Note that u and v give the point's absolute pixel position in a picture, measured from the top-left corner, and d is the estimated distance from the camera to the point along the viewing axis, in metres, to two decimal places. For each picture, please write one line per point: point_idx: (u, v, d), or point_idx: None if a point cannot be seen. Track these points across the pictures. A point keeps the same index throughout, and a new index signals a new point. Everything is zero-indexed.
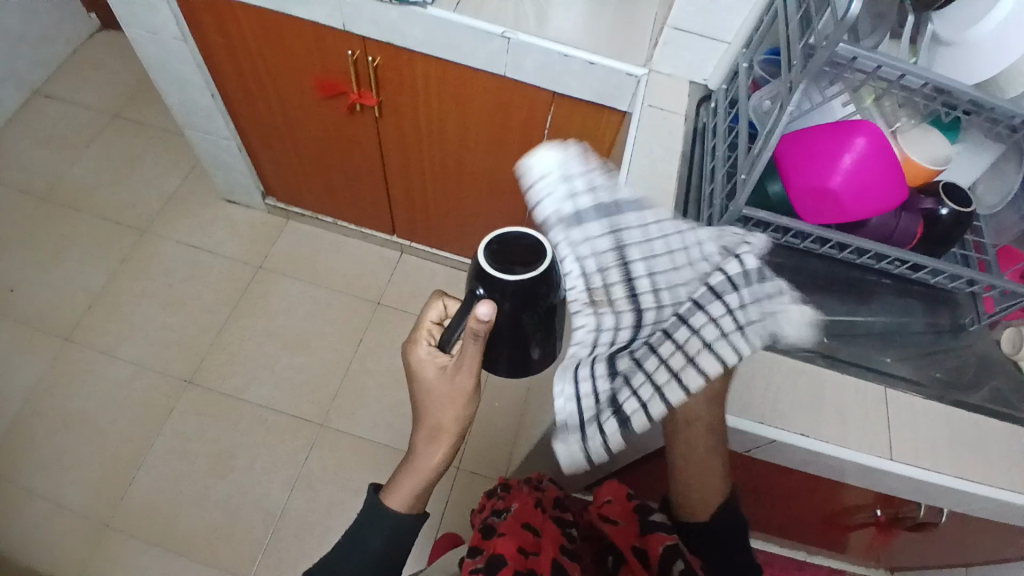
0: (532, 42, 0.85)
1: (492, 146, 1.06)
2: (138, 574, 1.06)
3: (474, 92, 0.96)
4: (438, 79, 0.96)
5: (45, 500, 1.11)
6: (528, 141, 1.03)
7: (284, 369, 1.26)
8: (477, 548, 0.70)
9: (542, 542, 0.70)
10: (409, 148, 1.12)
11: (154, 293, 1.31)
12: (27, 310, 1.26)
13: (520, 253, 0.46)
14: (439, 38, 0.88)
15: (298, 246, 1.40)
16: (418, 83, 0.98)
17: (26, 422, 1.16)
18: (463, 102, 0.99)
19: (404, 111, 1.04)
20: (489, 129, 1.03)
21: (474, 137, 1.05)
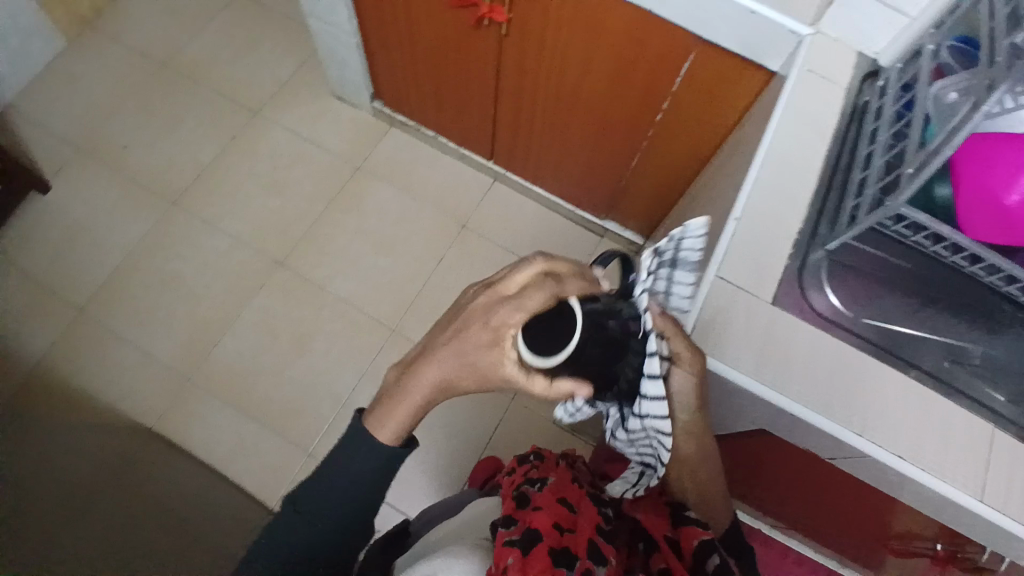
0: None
1: (614, 86, 1.01)
2: (214, 427, 1.15)
3: (608, 26, 0.90)
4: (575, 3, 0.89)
5: (138, 346, 1.19)
6: (655, 86, 0.96)
7: (367, 269, 1.29)
8: (506, 521, 0.60)
9: (579, 522, 0.60)
10: (527, 72, 1.08)
11: (256, 174, 1.34)
12: (141, 171, 1.33)
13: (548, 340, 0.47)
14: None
15: (397, 153, 1.40)
16: (553, 6, 0.92)
17: (129, 274, 1.24)
18: (597, 34, 0.92)
19: (532, 33, 0.99)
20: (617, 66, 0.96)
21: (599, 72, 0.99)
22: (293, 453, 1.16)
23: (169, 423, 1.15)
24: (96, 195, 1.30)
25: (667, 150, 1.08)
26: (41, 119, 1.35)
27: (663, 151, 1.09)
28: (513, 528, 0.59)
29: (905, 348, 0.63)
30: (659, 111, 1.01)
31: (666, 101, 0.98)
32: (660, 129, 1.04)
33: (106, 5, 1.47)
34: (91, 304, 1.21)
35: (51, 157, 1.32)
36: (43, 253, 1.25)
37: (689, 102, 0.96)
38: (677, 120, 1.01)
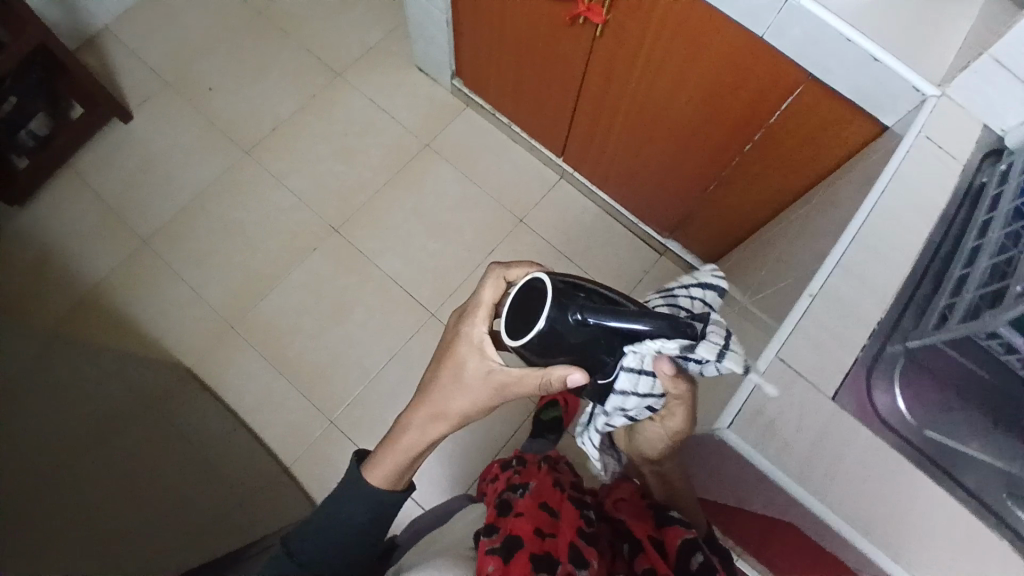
0: (817, 12, 0.69)
1: (703, 108, 0.94)
2: (247, 376, 1.18)
3: (710, 45, 0.83)
4: (680, 16, 0.82)
5: (190, 285, 1.23)
6: (750, 115, 0.89)
7: (416, 249, 1.29)
8: (494, 527, 0.69)
9: (555, 525, 0.68)
10: (614, 77, 1.02)
11: (328, 137, 1.36)
12: (220, 115, 1.36)
13: (529, 310, 0.50)
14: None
15: (466, 137, 1.38)
16: (655, 15, 0.85)
17: (194, 213, 1.28)
18: (697, 51, 0.85)
19: (627, 38, 0.93)
20: (711, 87, 0.89)
21: (691, 90, 0.92)
22: (315, 417, 1.17)
23: (206, 365, 1.18)
24: (175, 132, 1.34)
25: (749, 182, 1.01)
26: (136, 50, 1.38)
27: (741, 182, 1.02)
28: (498, 536, 0.67)
29: (956, 462, 0.54)
30: (748, 141, 0.93)
31: (759, 131, 0.90)
32: (744, 159, 0.97)
33: None
34: (155, 237, 1.26)
35: (139, 89, 1.36)
36: (119, 181, 1.30)
37: (782, 138, 0.88)
38: (764, 153, 0.93)
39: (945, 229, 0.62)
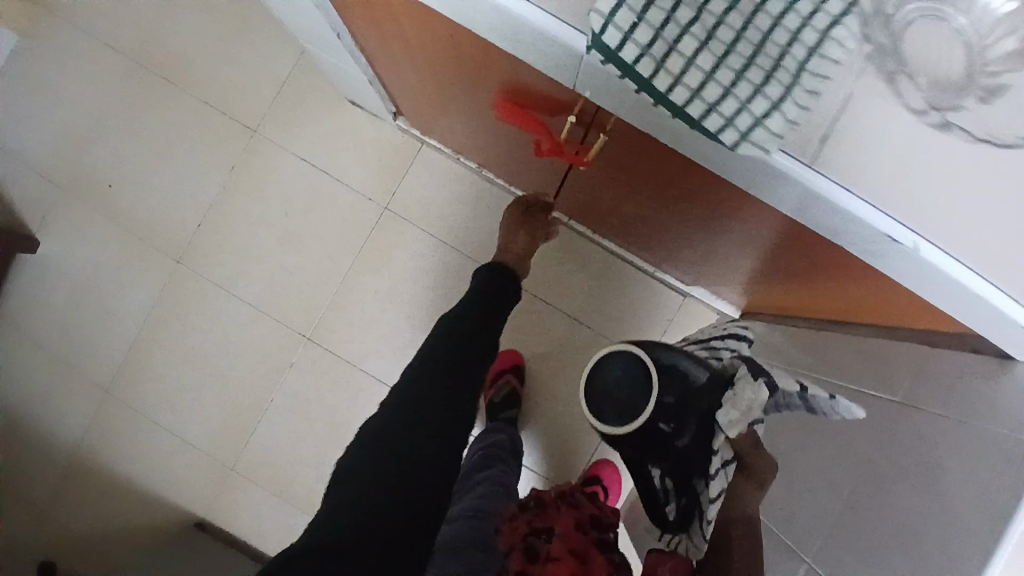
0: (947, 267, 0.39)
1: (747, 234, 0.68)
2: (260, 518, 1.10)
3: (756, 210, 0.57)
4: (706, 178, 0.55)
5: (171, 431, 1.10)
6: (805, 265, 0.65)
7: (404, 343, 1.11)
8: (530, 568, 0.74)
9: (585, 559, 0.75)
10: (613, 176, 0.76)
11: (269, 221, 1.11)
12: (135, 218, 1.11)
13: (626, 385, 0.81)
14: (760, 185, 0.42)
15: (431, 188, 1.13)
16: (664, 162, 0.60)
17: (146, 347, 1.11)
18: (729, 207, 0.60)
19: (626, 160, 0.67)
20: (750, 230, 0.65)
21: (720, 220, 0.68)
22: None
23: (214, 515, 1.10)
24: (92, 250, 1.11)
25: (817, 296, 0.75)
26: (10, 151, 1.11)
27: (792, 289, 0.79)
28: None
29: None
30: (803, 272, 0.69)
31: (816, 274, 0.67)
32: (798, 279, 0.73)
33: None
34: (114, 383, 1.11)
35: (32, 201, 1.11)
36: (52, 322, 1.11)
37: (852, 292, 0.65)
38: (824, 289, 0.70)
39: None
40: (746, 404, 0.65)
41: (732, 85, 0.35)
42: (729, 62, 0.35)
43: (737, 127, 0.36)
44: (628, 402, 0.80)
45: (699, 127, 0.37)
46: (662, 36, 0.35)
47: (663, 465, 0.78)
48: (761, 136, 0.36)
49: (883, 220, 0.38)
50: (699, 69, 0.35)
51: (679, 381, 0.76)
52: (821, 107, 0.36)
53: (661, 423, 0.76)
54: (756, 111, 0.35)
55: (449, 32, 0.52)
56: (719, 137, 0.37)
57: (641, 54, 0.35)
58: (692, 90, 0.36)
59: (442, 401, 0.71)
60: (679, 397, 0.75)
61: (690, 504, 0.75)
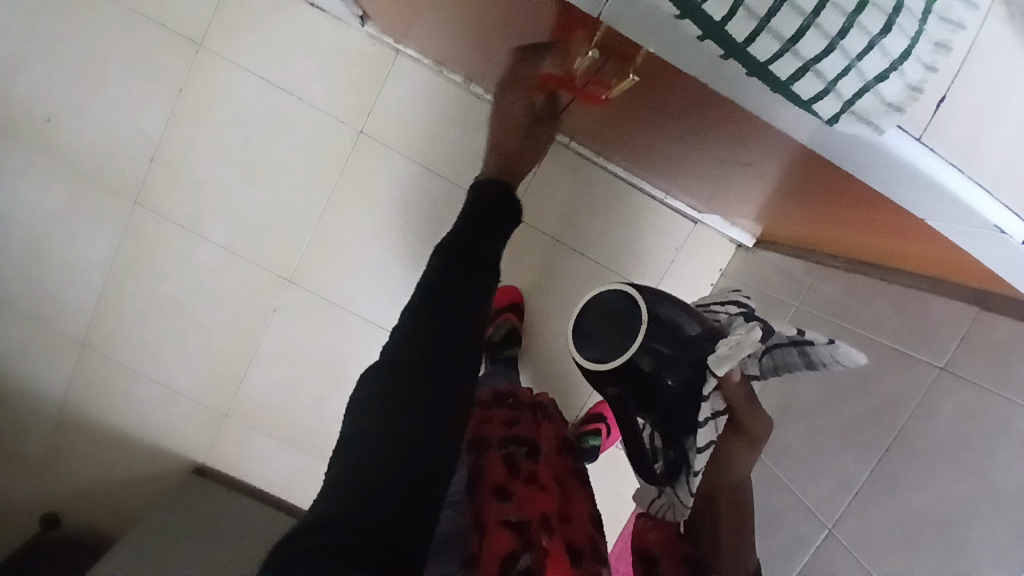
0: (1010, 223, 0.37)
1: (766, 172, 0.62)
2: (265, 460, 1.10)
3: (791, 155, 0.50)
4: (735, 121, 0.50)
5: (158, 382, 1.06)
6: (838, 209, 0.60)
7: (395, 281, 1.04)
8: (498, 515, 0.64)
9: (552, 501, 0.68)
10: (627, 110, 0.68)
11: (228, 151, 0.99)
12: (81, 156, 0.99)
13: (610, 323, 0.61)
14: (822, 136, 0.38)
15: (409, 107, 0.99)
16: (699, 104, 0.50)
17: (116, 298, 1.03)
18: (768, 149, 0.53)
19: (649, 101, 0.59)
20: (785, 173, 0.59)
21: (744, 160, 0.61)
22: None
23: (217, 459, 1.09)
24: (36, 193, 0.99)
25: (834, 235, 0.71)
26: None
27: (813, 228, 0.75)
28: (513, 500, 0.66)
29: None
30: (830, 215, 0.64)
31: (845, 219, 0.62)
32: (822, 220, 0.69)
33: None
34: (88, 337, 1.04)
35: None
36: (8, 277, 1.02)
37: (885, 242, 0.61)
38: (853, 232, 0.65)
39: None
40: (737, 341, 0.55)
41: (842, 35, 0.29)
42: (839, 2, 0.28)
43: (838, 88, 0.30)
44: (613, 337, 0.60)
45: (785, 86, 0.32)
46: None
47: (648, 416, 0.61)
48: (858, 98, 0.31)
49: (961, 184, 0.36)
50: (799, 12, 0.28)
51: (671, 326, 0.59)
52: (933, 59, 0.31)
53: (648, 364, 0.58)
54: (865, 70, 0.30)
55: None
56: (808, 101, 0.32)
57: None
58: (788, 40, 0.29)
59: (444, 335, 0.57)
60: (676, 345, 0.58)
61: (677, 459, 0.59)
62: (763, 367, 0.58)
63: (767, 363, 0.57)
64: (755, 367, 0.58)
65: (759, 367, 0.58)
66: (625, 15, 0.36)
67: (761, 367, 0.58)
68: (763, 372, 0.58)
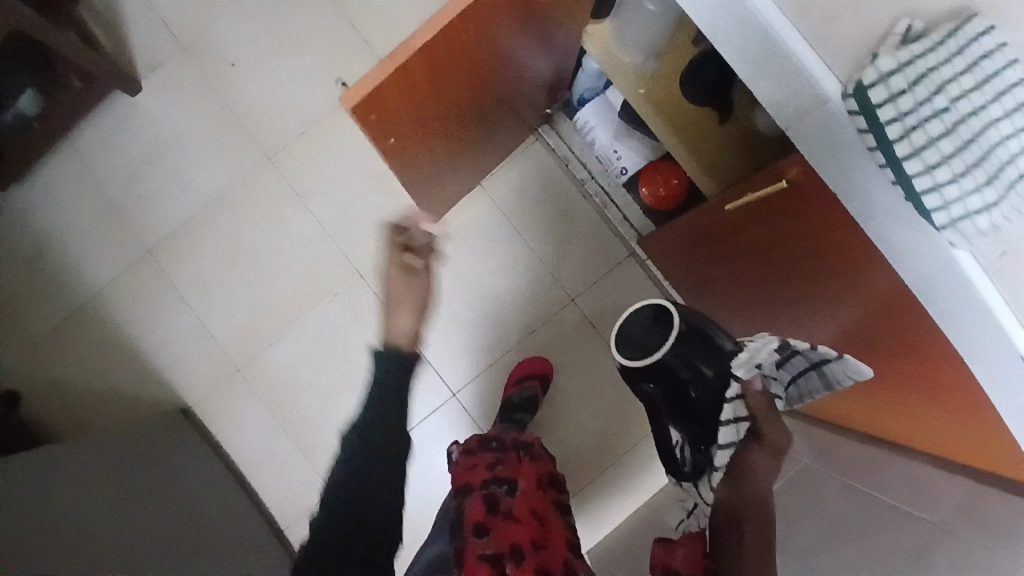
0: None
1: (836, 321, 0.72)
2: (248, 430, 1.09)
3: (890, 293, 0.61)
4: (850, 254, 0.63)
5: (194, 314, 1.09)
6: (887, 371, 0.69)
7: (450, 314, 1.12)
8: (475, 550, 0.72)
9: (528, 534, 0.74)
10: (739, 229, 0.79)
11: (366, 154, 1.11)
12: (244, 103, 1.10)
13: (647, 338, 0.72)
14: (931, 256, 0.52)
15: (528, 181, 1.13)
16: (820, 230, 0.64)
17: (202, 228, 1.09)
18: (854, 288, 0.66)
19: (778, 219, 0.70)
20: (856, 325, 0.69)
21: (829, 303, 0.71)
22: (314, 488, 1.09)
23: (204, 411, 1.09)
24: (187, 116, 1.10)
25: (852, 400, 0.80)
26: None
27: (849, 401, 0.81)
28: (490, 535, 0.73)
29: None
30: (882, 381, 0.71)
31: (894, 386, 0.70)
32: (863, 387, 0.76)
33: None
34: (156, 248, 1.09)
35: (148, 46, 1.10)
36: (119, 168, 1.09)
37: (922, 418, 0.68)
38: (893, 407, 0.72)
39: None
40: (754, 347, 0.66)
41: (961, 175, 0.43)
42: (966, 155, 0.43)
43: (950, 209, 0.45)
44: (643, 352, 0.72)
45: (915, 197, 0.46)
46: (918, 121, 0.44)
47: (681, 425, 0.75)
48: (960, 220, 0.45)
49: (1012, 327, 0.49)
50: (939, 152, 0.44)
51: (706, 339, 0.71)
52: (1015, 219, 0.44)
53: (681, 370, 0.71)
54: (971, 205, 0.44)
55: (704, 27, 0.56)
56: (926, 210, 0.46)
57: (895, 117, 0.45)
58: (927, 166, 0.45)
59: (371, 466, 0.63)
60: (710, 357, 0.70)
61: (703, 461, 0.72)
62: (793, 387, 0.69)
63: (797, 383, 0.68)
64: (788, 386, 0.69)
65: (790, 386, 0.69)
66: (806, 129, 0.54)
67: (790, 385, 0.69)
68: (794, 391, 0.69)
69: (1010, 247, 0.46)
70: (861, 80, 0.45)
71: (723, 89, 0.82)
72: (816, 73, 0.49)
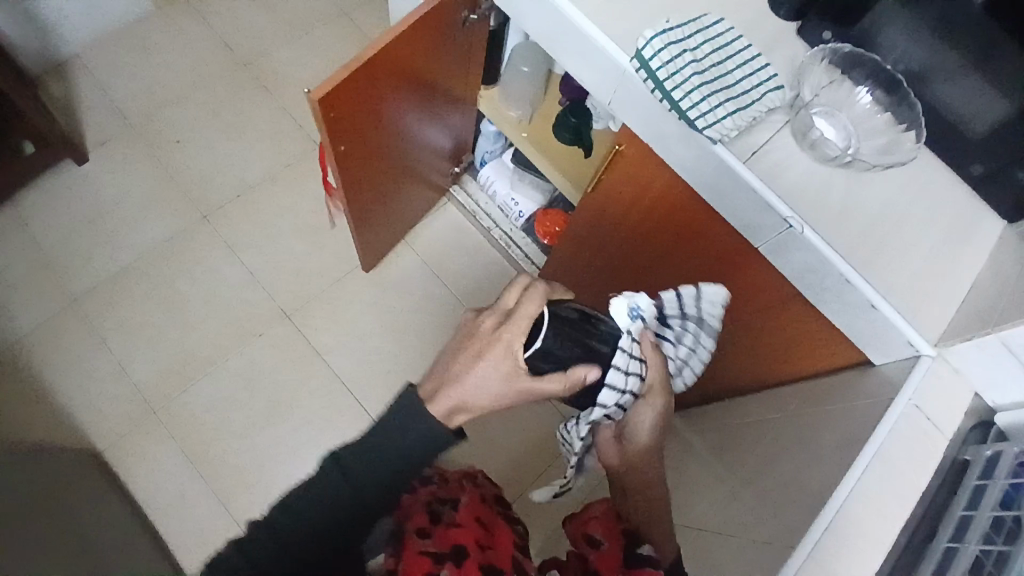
0: (819, 246, 0.66)
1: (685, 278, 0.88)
2: (162, 474, 1.08)
3: (709, 222, 0.78)
4: (680, 202, 0.80)
5: (117, 359, 1.12)
6: (729, 306, 0.85)
7: (372, 349, 1.19)
8: (417, 547, 0.61)
9: (472, 535, 0.62)
10: (601, 225, 0.95)
11: (296, 214, 1.25)
12: (185, 173, 1.25)
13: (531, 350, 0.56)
14: (712, 175, 0.70)
15: (442, 232, 1.30)
16: (652, 191, 0.82)
17: (133, 278, 1.17)
18: (687, 235, 0.83)
19: (618, 202, 0.88)
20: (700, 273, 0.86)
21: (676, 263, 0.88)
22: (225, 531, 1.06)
23: (117, 453, 1.08)
24: (129, 183, 1.22)
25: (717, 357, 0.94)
26: (104, 86, 1.28)
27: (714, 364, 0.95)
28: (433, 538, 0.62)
29: None
30: (728, 324, 0.87)
31: (735, 321, 0.86)
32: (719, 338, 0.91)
33: None
34: (84, 297, 1.15)
35: (99, 127, 1.25)
36: (56, 228, 1.18)
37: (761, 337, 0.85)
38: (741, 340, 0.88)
39: (911, 515, 0.57)
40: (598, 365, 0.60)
41: (709, 97, 0.66)
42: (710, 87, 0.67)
43: (707, 117, 0.66)
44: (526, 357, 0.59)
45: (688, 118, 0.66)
46: (678, 67, 0.67)
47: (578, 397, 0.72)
48: (715, 125, 0.66)
49: (776, 201, 0.66)
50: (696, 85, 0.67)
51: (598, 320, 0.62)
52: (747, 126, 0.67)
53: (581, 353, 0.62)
54: (719, 114, 0.66)
55: (540, 39, 0.77)
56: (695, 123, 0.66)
57: (664, 65, 0.67)
58: (688, 92, 0.66)
59: None
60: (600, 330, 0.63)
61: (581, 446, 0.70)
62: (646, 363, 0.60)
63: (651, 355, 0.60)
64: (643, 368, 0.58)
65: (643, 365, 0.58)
66: (620, 98, 0.73)
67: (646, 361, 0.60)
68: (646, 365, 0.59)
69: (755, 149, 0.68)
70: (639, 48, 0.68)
71: (582, 131, 1.05)
72: (614, 53, 0.70)
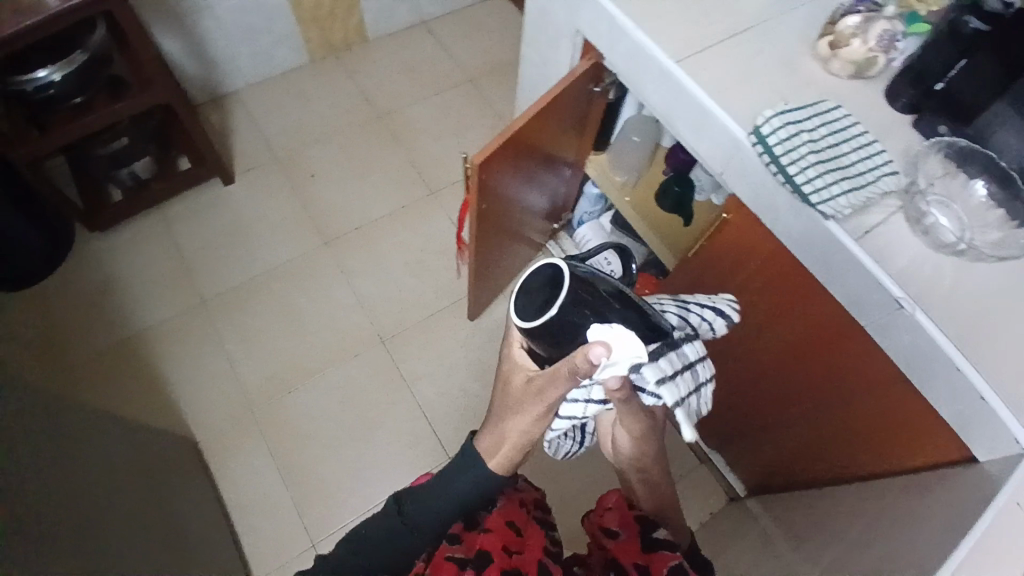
0: (928, 327, 0.66)
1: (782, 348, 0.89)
2: (250, 471, 1.15)
3: (815, 296, 0.80)
4: (782, 274, 0.82)
5: (228, 359, 1.23)
6: (828, 380, 0.86)
7: (455, 383, 1.24)
8: (445, 553, 0.63)
9: (500, 540, 0.63)
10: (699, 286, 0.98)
11: (405, 250, 1.36)
12: (314, 203, 1.39)
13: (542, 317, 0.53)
14: (820, 249, 0.73)
15: None
16: (757, 259, 0.85)
17: (255, 289, 1.30)
18: (790, 305, 0.84)
19: (722, 267, 0.91)
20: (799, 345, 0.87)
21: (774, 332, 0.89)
22: (298, 537, 1.11)
23: (213, 446, 1.17)
24: (265, 206, 1.38)
25: (809, 428, 0.94)
26: (259, 123, 1.47)
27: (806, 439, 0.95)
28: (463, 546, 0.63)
29: None
30: (827, 397, 0.87)
31: (834, 396, 0.86)
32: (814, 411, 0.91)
33: (356, 44, 1.57)
34: (211, 300, 1.28)
35: (249, 156, 1.43)
36: (198, 237, 1.34)
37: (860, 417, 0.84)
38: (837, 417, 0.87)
39: None
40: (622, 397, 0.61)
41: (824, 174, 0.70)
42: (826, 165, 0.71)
43: (820, 192, 0.69)
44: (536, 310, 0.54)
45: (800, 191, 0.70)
46: (795, 143, 0.71)
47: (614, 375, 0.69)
48: (828, 200, 0.69)
49: (887, 280, 0.68)
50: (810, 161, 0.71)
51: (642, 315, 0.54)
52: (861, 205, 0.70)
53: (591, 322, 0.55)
54: (833, 190, 0.69)
55: (660, 112, 0.85)
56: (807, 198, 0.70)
57: (780, 141, 0.71)
58: (802, 167, 0.70)
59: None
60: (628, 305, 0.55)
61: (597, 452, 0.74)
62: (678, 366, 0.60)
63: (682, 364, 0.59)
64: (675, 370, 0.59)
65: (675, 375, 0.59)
66: (733, 170, 0.79)
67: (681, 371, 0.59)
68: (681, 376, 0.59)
69: (869, 228, 0.71)
70: (757, 125, 0.73)
71: (685, 200, 1.11)
72: (731, 126, 0.76)
